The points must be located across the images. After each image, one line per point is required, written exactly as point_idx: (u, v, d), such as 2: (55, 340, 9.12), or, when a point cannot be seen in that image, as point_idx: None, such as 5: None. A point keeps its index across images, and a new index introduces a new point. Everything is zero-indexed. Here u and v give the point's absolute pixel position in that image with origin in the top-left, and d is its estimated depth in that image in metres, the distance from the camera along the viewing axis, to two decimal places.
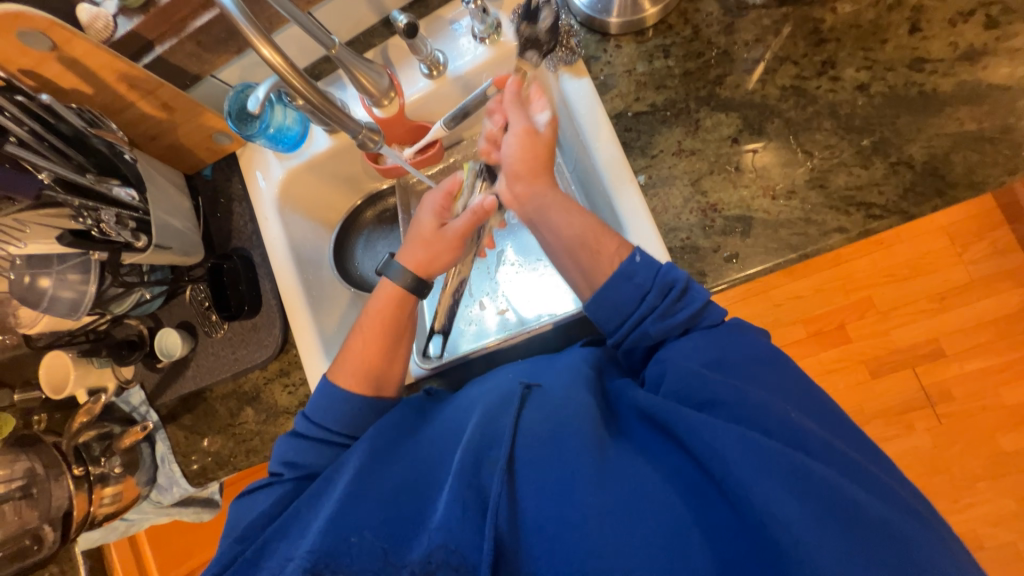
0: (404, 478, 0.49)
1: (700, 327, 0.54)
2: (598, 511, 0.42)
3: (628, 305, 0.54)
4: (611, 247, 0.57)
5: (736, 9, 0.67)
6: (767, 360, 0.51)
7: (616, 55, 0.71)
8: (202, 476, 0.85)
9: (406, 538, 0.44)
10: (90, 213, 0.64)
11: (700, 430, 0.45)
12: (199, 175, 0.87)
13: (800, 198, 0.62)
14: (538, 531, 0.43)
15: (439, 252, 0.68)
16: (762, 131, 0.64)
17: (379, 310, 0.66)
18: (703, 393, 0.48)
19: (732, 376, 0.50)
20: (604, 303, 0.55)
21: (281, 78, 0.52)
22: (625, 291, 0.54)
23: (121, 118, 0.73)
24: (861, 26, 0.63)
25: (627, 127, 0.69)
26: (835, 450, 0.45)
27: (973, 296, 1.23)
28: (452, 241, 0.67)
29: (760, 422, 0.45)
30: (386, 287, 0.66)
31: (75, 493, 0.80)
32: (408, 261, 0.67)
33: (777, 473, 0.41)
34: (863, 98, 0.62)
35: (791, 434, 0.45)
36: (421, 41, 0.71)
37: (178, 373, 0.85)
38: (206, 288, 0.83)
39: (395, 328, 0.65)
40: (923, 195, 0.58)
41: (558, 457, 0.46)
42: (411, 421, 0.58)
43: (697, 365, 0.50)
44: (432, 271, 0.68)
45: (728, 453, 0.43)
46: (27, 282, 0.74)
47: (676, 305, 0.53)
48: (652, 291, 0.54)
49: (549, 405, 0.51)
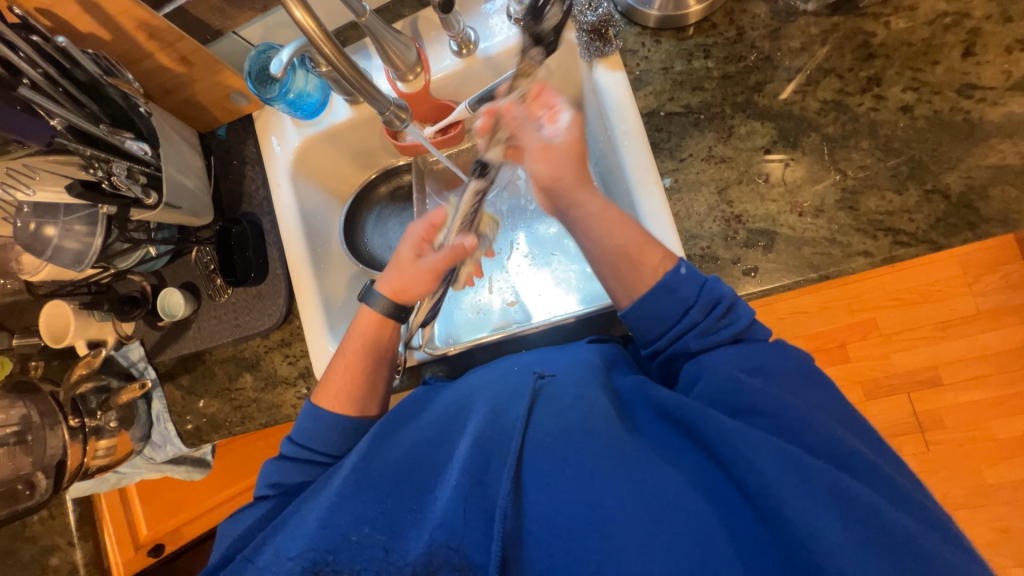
0: (405, 466, 0.49)
1: (748, 337, 0.54)
2: (612, 514, 0.42)
3: (669, 318, 0.54)
4: (652, 260, 0.56)
5: (785, 14, 0.64)
6: (803, 375, 0.51)
7: (654, 50, 0.68)
8: (196, 437, 0.86)
9: (406, 528, 0.44)
10: (101, 164, 0.62)
11: (725, 438, 0.44)
12: (213, 134, 0.85)
13: (827, 217, 0.61)
14: (548, 526, 0.43)
15: (412, 284, 0.65)
16: (797, 144, 0.62)
17: (360, 334, 0.65)
18: (738, 400, 0.48)
19: (760, 382, 0.49)
20: (646, 312, 0.55)
21: (311, 42, 0.50)
22: (666, 304, 0.54)
23: (138, 69, 0.70)
24: (913, 44, 0.60)
25: (657, 127, 0.67)
26: (859, 459, 0.44)
27: (980, 327, 1.22)
28: (422, 275, 0.65)
29: (788, 429, 0.45)
30: (367, 315, 0.65)
31: (70, 443, 0.80)
32: (384, 288, 0.66)
33: (801, 482, 0.41)
34: (905, 121, 0.59)
35: (819, 443, 0.45)
36: (454, 18, 0.68)
37: (179, 333, 0.85)
38: (212, 251, 0.82)
39: (381, 351, 0.65)
40: (955, 227, 0.57)
41: (572, 451, 0.46)
42: (414, 406, 0.58)
43: (731, 371, 0.50)
44: (408, 301, 0.66)
45: (748, 461, 0.42)
46: (31, 230, 0.71)
47: (718, 323, 0.53)
48: (695, 306, 0.53)
49: (564, 401, 0.51)
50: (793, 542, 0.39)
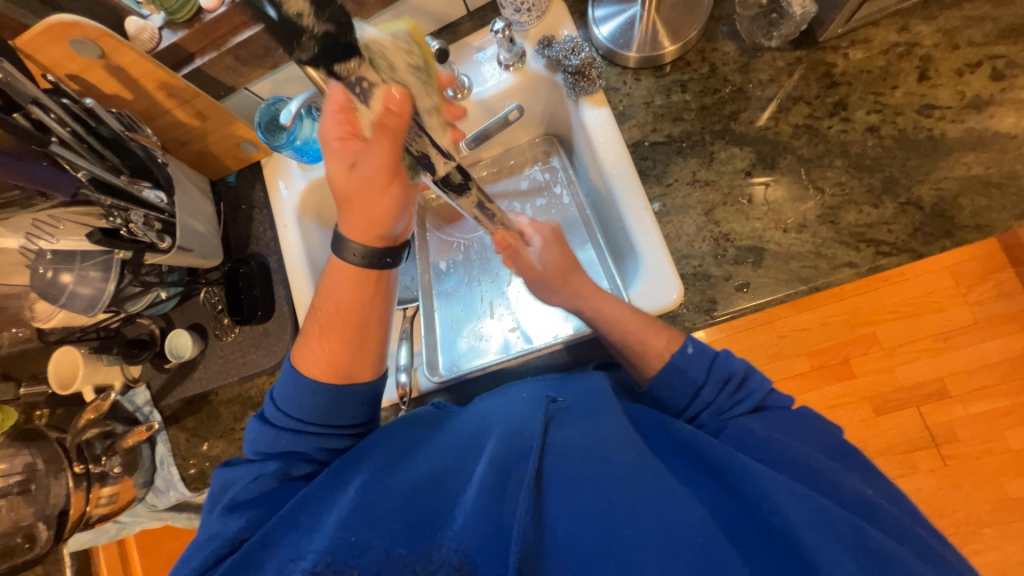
0: (421, 484, 0.49)
1: (768, 406, 0.54)
2: (633, 542, 0.41)
3: (681, 397, 0.56)
4: (656, 346, 0.58)
5: (752, 51, 0.70)
6: (817, 432, 0.51)
7: (635, 87, 0.74)
8: (201, 481, 0.86)
9: (419, 542, 0.44)
10: (120, 213, 0.65)
11: (758, 479, 0.43)
12: (223, 181, 0.90)
13: (810, 232, 0.64)
14: (563, 551, 0.42)
15: (370, 204, 0.53)
16: (775, 165, 0.66)
17: (339, 292, 0.58)
18: (767, 450, 0.48)
19: (784, 433, 0.51)
20: (661, 388, 0.57)
21: None
22: (677, 382, 0.56)
23: (157, 124, 0.75)
24: (872, 72, 0.65)
25: (643, 156, 0.72)
26: (872, 497, 0.44)
27: (978, 337, 1.25)
28: (369, 183, 0.51)
29: (811, 477, 0.45)
30: (341, 273, 0.58)
31: (73, 491, 0.79)
32: (350, 232, 0.56)
33: (827, 524, 0.39)
34: (874, 140, 0.64)
35: (845, 492, 0.44)
36: (448, 66, 0.73)
37: (185, 374, 0.86)
38: (221, 291, 0.85)
39: (366, 307, 0.59)
40: (932, 235, 0.60)
41: (591, 479, 0.45)
42: (428, 429, 0.59)
43: (764, 429, 0.50)
44: (382, 224, 0.56)
45: (780, 503, 0.41)
46: (49, 277, 0.74)
47: (731, 400, 0.54)
48: (707, 384, 0.55)
49: (587, 431, 0.51)
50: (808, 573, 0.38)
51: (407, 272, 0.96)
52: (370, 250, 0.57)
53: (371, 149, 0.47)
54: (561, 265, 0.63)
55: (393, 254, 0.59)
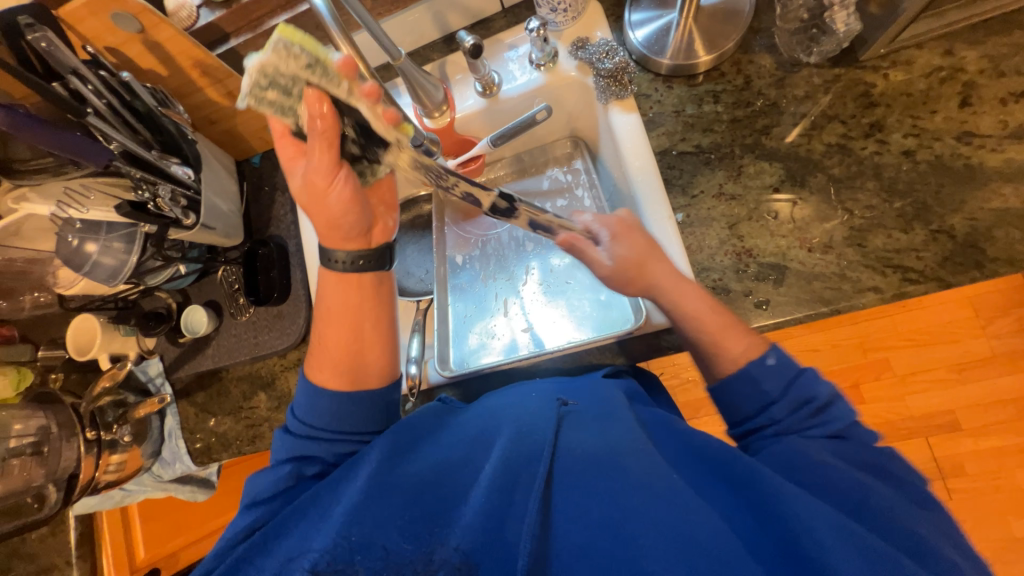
0: (431, 478, 0.49)
1: (851, 435, 0.48)
2: (645, 554, 0.39)
3: (749, 408, 0.52)
4: (733, 352, 0.53)
5: (790, 65, 0.68)
6: (877, 452, 0.46)
7: (666, 95, 0.73)
8: (205, 456, 0.86)
9: (427, 536, 0.44)
10: (148, 187, 0.66)
11: (785, 498, 0.41)
12: (248, 162, 0.90)
13: (836, 254, 0.63)
14: (573, 556, 0.41)
15: (327, 208, 0.52)
16: (804, 183, 0.65)
17: (332, 299, 0.58)
18: (809, 472, 0.44)
19: (837, 458, 0.45)
20: (727, 397, 0.53)
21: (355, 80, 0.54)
22: (747, 392, 0.51)
23: (189, 101, 0.76)
24: (912, 95, 0.64)
25: (670, 165, 0.71)
26: (928, 541, 0.39)
27: (993, 372, 1.27)
28: (316, 188, 0.50)
29: (848, 488, 0.42)
30: (328, 280, 0.57)
31: (84, 456, 0.81)
32: (327, 240, 0.55)
33: (858, 551, 0.37)
34: (908, 164, 0.62)
35: (890, 522, 0.40)
36: (480, 62, 0.73)
37: (198, 350, 0.87)
38: (238, 271, 0.86)
39: (358, 313, 0.58)
40: (962, 265, 0.59)
41: (602, 483, 0.45)
42: (436, 423, 0.59)
43: (810, 447, 0.47)
44: (345, 222, 0.53)
45: (806, 523, 0.39)
46: (73, 246, 0.75)
47: (808, 422, 0.49)
48: (780, 401, 0.50)
49: (603, 438, 0.50)
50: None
51: (422, 265, 0.96)
52: (349, 253, 0.56)
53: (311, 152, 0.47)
54: (639, 262, 0.58)
55: (369, 256, 0.57)
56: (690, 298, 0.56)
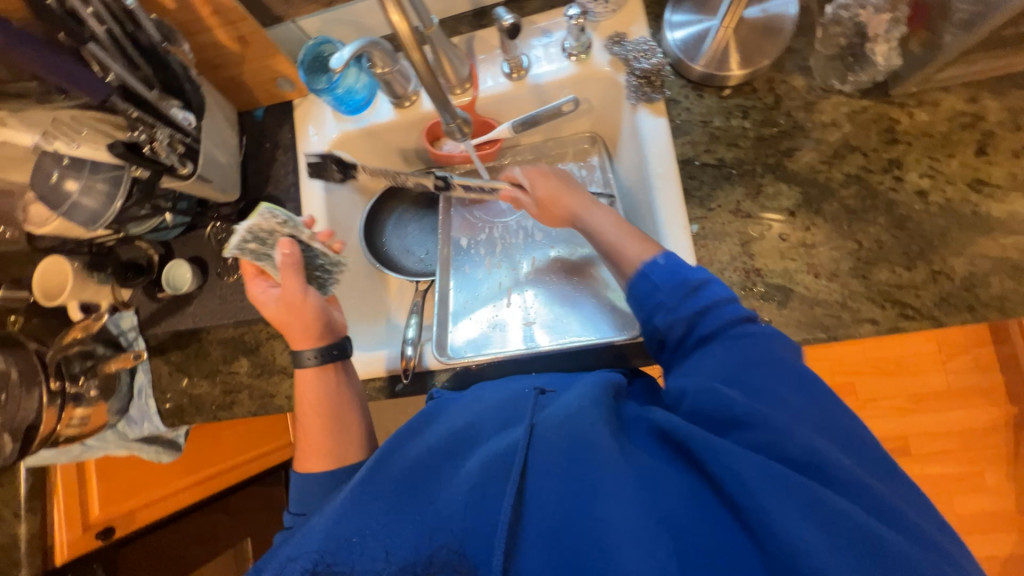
0: (408, 475, 0.47)
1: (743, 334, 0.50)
2: (612, 525, 0.39)
3: (656, 305, 0.55)
4: (630, 254, 0.60)
5: (821, 90, 0.69)
6: (764, 366, 0.47)
7: (696, 103, 0.72)
8: (175, 417, 0.83)
9: (406, 533, 0.42)
10: (145, 127, 0.61)
11: (713, 447, 0.41)
12: (249, 114, 0.85)
13: (840, 282, 0.64)
14: (546, 541, 0.40)
15: (297, 321, 0.67)
16: (819, 210, 0.66)
17: (310, 390, 0.67)
18: (721, 412, 0.44)
19: (792, 411, 0.44)
20: (634, 301, 0.58)
21: (400, 44, 0.48)
22: (645, 289, 0.56)
23: (195, 40, 0.71)
24: (932, 136, 0.65)
25: (691, 175, 0.70)
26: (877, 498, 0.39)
27: (948, 405, 1.34)
28: (291, 306, 0.67)
29: (749, 424, 0.42)
30: (308, 377, 0.68)
31: (45, 407, 0.75)
32: (302, 341, 0.68)
33: (791, 498, 0.37)
34: (921, 204, 0.64)
35: (796, 453, 0.40)
36: (513, 44, 0.71)
37: (178, 307, 0.82)
38: (229, 230, 0.81)
39: (335, 401, 0.67)
40: (956, 307, 0.61)
41: (566, 464, 0.43)
42: (425, 418, 0.57)
43: (711, 381, 0.47)
44: (316, 329, 0.68)
45: (737, 471, 0.39)
46: (52, 182, 0.69)
47: (686, 306, 0.53)
48: (662, 290, 0.55)
49: (565, 414, 0.48)
50: (778, 544, 0.35)
51: (424, 244, 0.94)
52: (319, 348, 0.67)
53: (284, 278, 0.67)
54: (557, 198, 0.70)
55: (340, 345, 0.69)
56: (608, 223, 0.65)
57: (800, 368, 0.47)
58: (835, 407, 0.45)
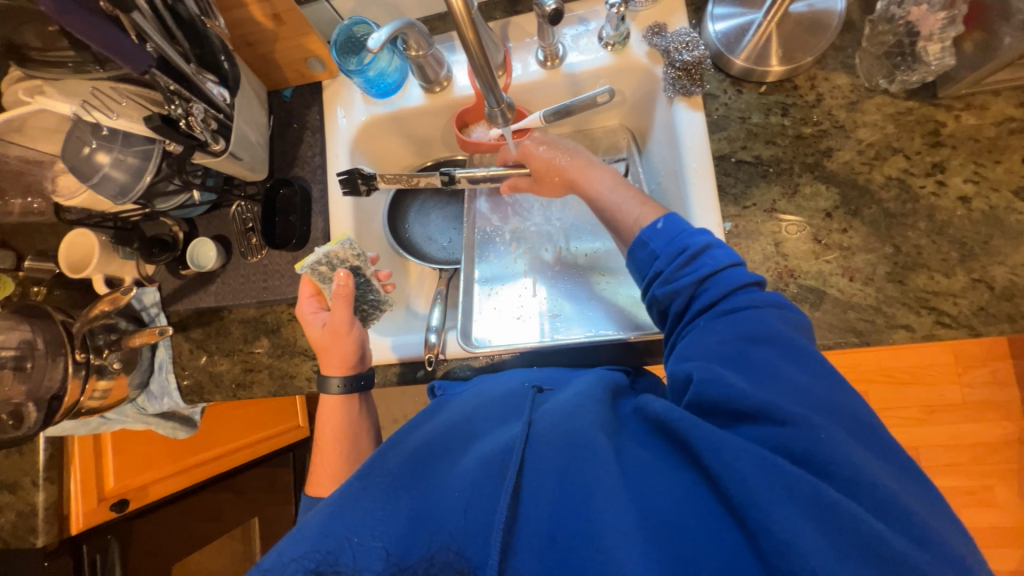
0: (405, 469, 0.46)
1: (744, 309, 0.49)
2: (611, 524, 0.37)
3: (643, 269, 0.57)
4: (629, 219, 0.62)
5: (865, 90, 0.68)
6: (769, 343, 0.45)
7: (735, 99, 0.71)
8: (195, 394, 0.84)
9: (408, 534, 0.41)
10: (182, 102, 0.60)
11: (715, 446, 0.39)
12: (278, 94, 0.84)
13: (876, 286, 0.63)
14: (538, 538, 0.39)
15: (340, 349, 0.69)
16: (857, 212, 0.65)
17: (331, 411, 0.70)
18: (729, 404, 0.42)
19: (785, 393, 0.41)
20: (631, 265, 0.59)
21: (455, 25, 0.46)
22: (643, 255, 0.57)
23: (230, 16, 0.70)
24: (979, 141, 0.64)
25: (726, 171, 0.69)
26: (891, 499, 0.36)
27: (963, 417, 1.33)
28: (335, 334, 0.68)
29: (758, 418, 0.41)
30: (329, 399, 0.70)
31: (70, 377, 0.75)
32: (333, 370, 0.69)
33: (790, 497, 0.35)
34: (963, 210, 0.63)
35: (799, 448, 0.38)
36: (551, 30, 0.69)
37: (202, 285, 0.82)
38: (255, 209, 0.81)
39: (354, 423, 0.71)
40: (994, 317, 0.60)
41: (564, 461, 0.42)
42: (428, 412, 0.58)
43: (709, 363, 0.46)
44: (353, 363, 0.70)
45: (740, 472, 0.37)
46: (84, 153, 0.68)
47: (682, 270, 0.53)
48: (661, 256, 0.55)
49: (559, 413, 0.48)
50: (772, 542, 0.34)
51: (446, 232, 0.93)
52: (347, 377, 0.69)
53: (336, 309, 0.67)
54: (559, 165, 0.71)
55: (367, 376, 0.71)
56: (606, 186, 0.67)
57: (809, 347, 0.46)
58: (841, 396, 0.42)
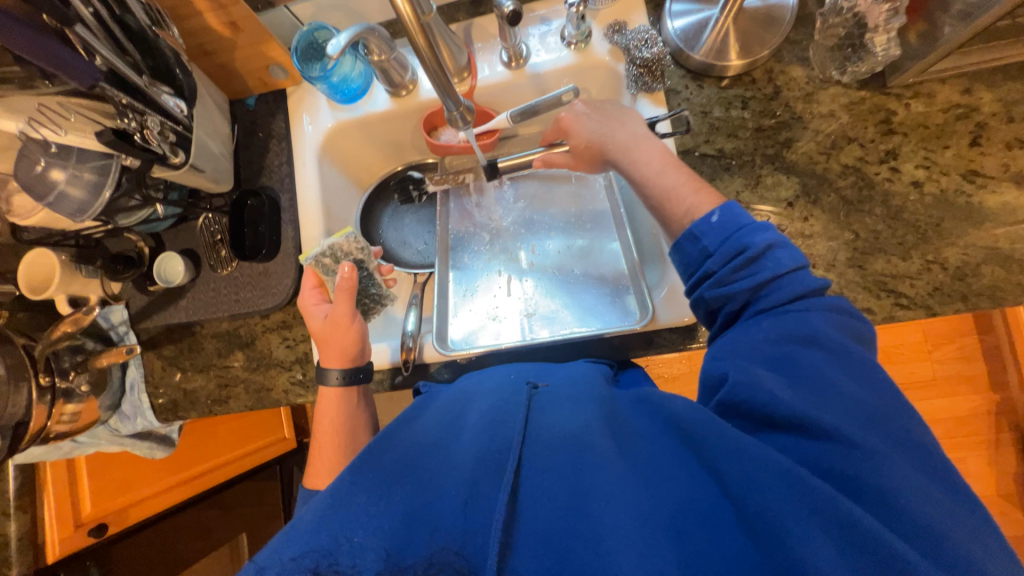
0: (399, 464, 0.45)
1: (805, 308, 0.47)
2: (612, 528, 0.37)
3: (691, 265, 0.55)
4: (680, 209, 0.58)
5: (820, 81, 0.70)
6: (817, 346, 0.44)
7: (696, 94, 0.72)
8: (169, 412, 0.82)
9: (405, 533, 0.40)
10: (136, 115, 0.59)
11: (737, 458, 0.39)
12: (241, 103, 0.83)
13: (838, 272, 0.65)
14: (539, 538, 0.38)
15: (341, 341, 0.68)
16: (817, 201, 0.67)
17: (327, 407, 0.69)
18: (764, 408, 0.41)
19: (795, 391, 0.42)
20: (675, 260, 0.57)
21: (406, 31, 0.46)
22: (691, 251, 0.55)
23: (185, 25, 0.69)
24: (928, 127, 0.66)
25: (691, 165, 0.70)
26: (918, 516, 0.35)
27: (933, 393, 1.37)
28: (337, 326, 0.67)
29: (793, 428, 0.40)
30: (326, 395, 0.70)
31: (35, 403, 0.72)
32: (332, 362, 0.69)
33: (810, 512, 0.35)
34: (915, 195, 0.65)
35: (834, 465, 0.37)
36: (513, 31, 0.69)
37: (171, 301, 0.81)
38: (223, 221, 0.80)
39: (350, 418, 0.70)
40: (949, 297, 0.62)
41: (570, 465, 0.42)
42: (413, 412, 0.56)
43: (749, 365, 0.45)
44: (355, 355, 0.69)
45: (763, 489, 0.37)
46: (37, 171, 0.66)
47: (738, 271, 0.51)
48: (715, 255, 0.53)
49: (560, 419, 0.47)
50: (774, 537, 0.35)
51: (421, 236, 0.93)
52: (346, 370, 0.69)
53: (338, 300, 0.67)
54: (600, 142, 0.68)
55: (366, 369, 0.70)
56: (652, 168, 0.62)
57: (862, 355, 0.44)
58: (888, 408, 0.41)
